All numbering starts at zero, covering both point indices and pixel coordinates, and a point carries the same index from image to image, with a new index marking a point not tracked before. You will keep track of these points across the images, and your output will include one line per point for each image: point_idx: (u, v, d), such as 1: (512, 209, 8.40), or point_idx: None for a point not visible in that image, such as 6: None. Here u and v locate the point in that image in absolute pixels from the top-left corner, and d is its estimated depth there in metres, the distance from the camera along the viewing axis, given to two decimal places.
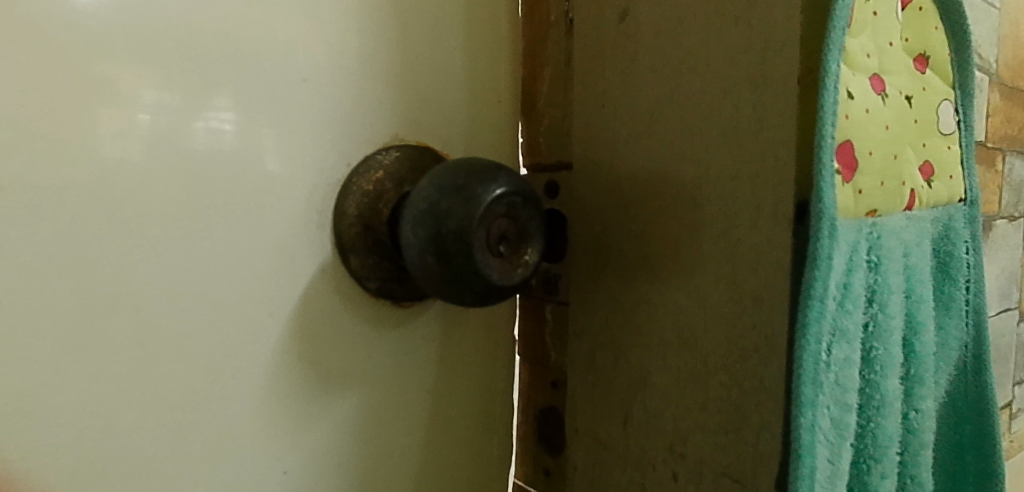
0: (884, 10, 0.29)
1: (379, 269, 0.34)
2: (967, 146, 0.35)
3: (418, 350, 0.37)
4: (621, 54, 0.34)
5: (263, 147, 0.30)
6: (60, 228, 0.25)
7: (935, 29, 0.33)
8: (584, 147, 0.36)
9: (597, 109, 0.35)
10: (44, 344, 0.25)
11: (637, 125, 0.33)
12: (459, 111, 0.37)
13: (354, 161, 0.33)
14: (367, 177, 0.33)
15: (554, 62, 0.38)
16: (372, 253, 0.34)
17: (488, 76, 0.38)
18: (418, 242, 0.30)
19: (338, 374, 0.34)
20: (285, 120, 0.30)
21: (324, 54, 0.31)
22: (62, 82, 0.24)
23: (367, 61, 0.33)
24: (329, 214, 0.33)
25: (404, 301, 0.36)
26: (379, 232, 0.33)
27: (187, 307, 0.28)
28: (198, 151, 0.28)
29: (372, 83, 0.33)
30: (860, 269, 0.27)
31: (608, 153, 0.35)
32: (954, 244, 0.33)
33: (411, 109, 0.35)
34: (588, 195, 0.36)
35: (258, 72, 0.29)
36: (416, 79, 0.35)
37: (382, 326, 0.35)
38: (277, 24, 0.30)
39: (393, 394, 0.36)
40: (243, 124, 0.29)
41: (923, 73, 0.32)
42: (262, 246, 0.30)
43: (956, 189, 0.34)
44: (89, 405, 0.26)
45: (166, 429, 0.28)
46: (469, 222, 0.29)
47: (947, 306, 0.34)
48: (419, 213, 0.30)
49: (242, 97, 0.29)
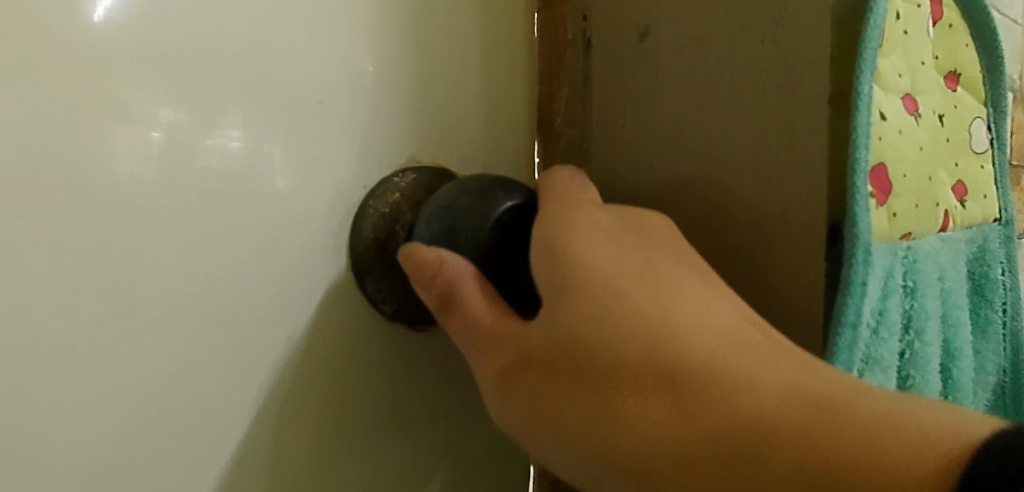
0: (916, 28, 0.28)
1: (394, 292, 0.33)
2: (1001, 165, 0.34)
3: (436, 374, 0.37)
4: (642, 73, 0.33)
5: (275, 164, 0.29)
6: (75, 251, 0.24)
7: (965, 47, 0.32)
8: (603, 169, 0.35)
9: (617, 129, 0.34)
10: (62, 376, 0.24)
11: (659, 146, 0.32)
12: (474, 132, 0.37)
13: (370, 184, 0.33)
14: (384, 199, 0.33)
15: (571, 81, 0.38)
16: (389, 276, 0.33)
17: (505, 96, 0.38)
18: (428, 240, 0.29)
19: (354, 399, 0.33)
20: (303, 142, 0.30)
21: (341, 77, 0.31)
22: (77, 98, 0.23)
23: (383, 84, 0.32)
24: (345, 238, 0.32)
25: (421, 323, 0.35)
26: (396, 254, 0.33)
27: (200, 330, 0.27)
28: (218, 175, 0.27)
29: (389, 106, 0.33)
30: (896, 294, 0.26)
31: (628, 174, 0.34)
32: (991, 264, 0.32)
33: (428, 132, 0.35)
34: None
35: (270, 91, 0.29)
36: (433, 102, 0.35)
37: (399, 351, 0.35)
38: (295, 45, 0.29)
39: (411, 422, 0.35)
40: (254, 141, 0.28)
41: (955, 91, 0.32)
42: (276, 270, 0.30)
43: (991, 209, 0.33)
44: (107, 438, 0.25)
45: (182, 460, 0.27)
46: (488, 225, 0.28)
47: (986, 330, 0.33)
48: (436, 211, 0.29)
49: (253, 115, 0.28)
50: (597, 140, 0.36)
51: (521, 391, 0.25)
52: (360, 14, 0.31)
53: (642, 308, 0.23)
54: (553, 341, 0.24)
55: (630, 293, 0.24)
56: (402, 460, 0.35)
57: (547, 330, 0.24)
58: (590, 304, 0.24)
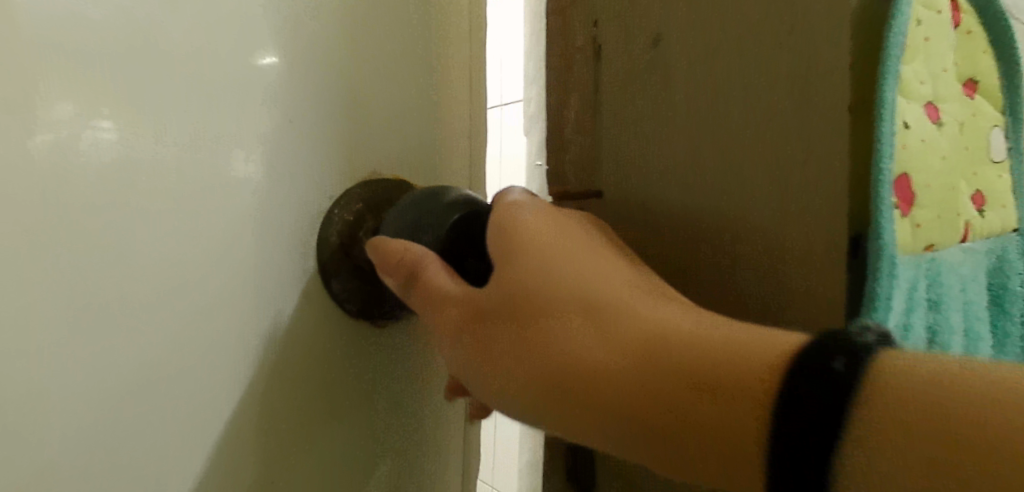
0: (937, 35, 0.27)
1: (358, 294, 0.33)
2: (1017, 175, 0.33)
3: (392, 380, 0.36)
4: (656, 81, 0.32)
5: (238, 172, 0.28)
6: (36, 258, 0.23)
7: (983, 54, 0.31)
8: (615, 179, 0.35)
9: (628, 138, 0.34)
10: (38, 388, 0.23)
11: (673, 154, 0.31)
12: (432, 145, 0.38)
13: (334, 194, 0.32)
14: (348, 208, 0.33)
15: (581, 88, 0.37)
16: (357, 281, 0.33)
17: (455, 116, 0.39)
18: (396, 235, 0.31)
19: (335, 404, 0.33)
20: (272, 147, 0.30)
21: (305, 85, 0.31)
22: (23, 100, 0.23)
23: (353, 101, 0.33)
24: (313, 245, 0.32)
25: (382, 322, 0.35)
26: (359, 258, 0.33)
27: (172, 342, 0.26)
28: (177, 172, 0.26)
29: (355, 110, 0.33)
30: (920, 308, 0.25)
31: (641, 184, 0.33)
32: (1009, 276, 0.32)
33: (393, 147, 0.35)
34: (620, 228, 0.34)
35: (230, 97, 0.28)
36: (397, 120, 0.35)
37: (360, 357, 0.34)
38: (257, 53, 0.29)
39: (372, 429, 0.35)
40: (214, 149, 0.28)
41: (972, 99, 0.31)
42: (252, 281, 0.29)
43: (1008, 219, 0.32)
44: (84, 453, 0.24)
45: (164, 473, 0.26)
46: (447, 224, 0.30)
47: (1006, 344, 0.32)
48: (403, 209, 0.31)
49: (211, 120, 0.28)
50: (607, 149, 0.35)
51: (474, 354, 0.27)
52: (326, 27, 0.32)
53: (569, 270, 0.26)
54: (499, 306, 0.27)
55: (558, 259, 0.27)
56: (383, 461, 0.36)
57: (494, 296, 0.27)
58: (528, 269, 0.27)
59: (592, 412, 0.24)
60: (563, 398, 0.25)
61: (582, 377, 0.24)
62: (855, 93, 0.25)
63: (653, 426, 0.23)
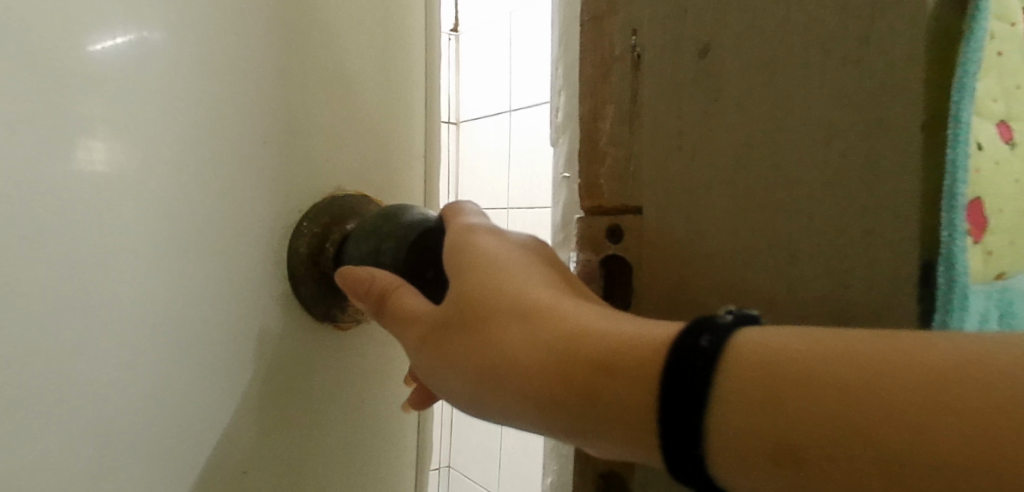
0: (1011, 50, 0.27)
1: (325, 291, 0.44)
2: None
3: (355, 381, 0.47)
4: (703, 94, 0.30)
5: (97, 158, 0.32)
6: None
7: None
8: (659, 195, 0.32)
9: (672, 152, 0.32)
10: None
11: (720, 171, 0.30)
12: (364, 154, 0.46)
13: (303, 209, 0.42)
14: (316, 224, 0.42)
15: (617, 99, 0.35)
16: (320, 285, 0.43)
17: (376, 126, 0.46)
18: (359, 255, 0.40)
19: (280, 375, 0.42)
20: (226, 177, 0.37)
21: (175, 84, 0.35)
22: None
23: (271, 113, 0.40)
24: (284, 252, 0.41)
25: (345, 323, 0.46)
26: (325, 266, 0.43)
27: (28, 311, 0.30)
28: (30, 156, 0.30)
29: (301, 144, 0.42)
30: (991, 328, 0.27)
31: (685, 202, 0.31)
32: None
33: (333, 158, 0.44)
34: (660, 250, 0.32)
35: (83, 89, 0.32)
36: (321, 129, 0.43)
37: (331, 366, 0.45)
38: (115, 50, 0.33)
39: (340, 416, 0.46)
40: (70, 138, 0.31)
41: None
42: (137, 261, 0.34)
43: None
44: None
45: (56, 420, 0.32)
46: (402, 245, 0.38)
47: None
48: (365, 234, 0.40)
49: (62, 110, 0.31)
50: (651, 163, 0.33)
51: (431, 361, 0.29)
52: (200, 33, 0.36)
53: (505, 274, 0.28)
54: (447, 313, 0.29)
55: (497, 266, 0.29)
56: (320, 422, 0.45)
57: (444, 305, 0.29)
58: (472, 277, 0.29)
59: (531, 396, 0.25)
60: (499, 392, 0.26)
61: (513, 372, 0.26)
62: (929, 113, 0.25)
63: (578, 413, 0.24)
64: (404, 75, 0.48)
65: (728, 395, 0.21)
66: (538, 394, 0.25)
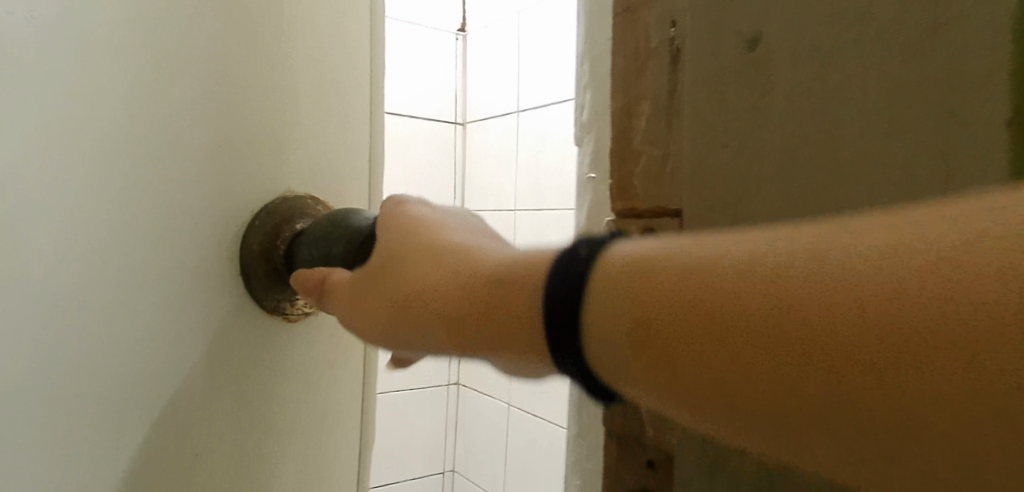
0: None
1: (280, 290, 0.43)
2: None
3: (300, 354, 0.45)
4: (750, 87, 0.34)
5: None
6: None
7: None
8: (703, 184, 0.36)
9: (716, 141, 0.35)
10: None
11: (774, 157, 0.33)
12: (306, 145, 0.44)
13: (252, 208, 0.41)
14: (269, 223, 0.41)
15: (653, 94, 0.39)
16: (271, 280, 0.42)
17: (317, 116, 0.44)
18: (312, 262, 0.40)
19: (241, 378, 0.41)
20: (167, 164, 0.37)
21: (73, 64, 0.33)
22: None
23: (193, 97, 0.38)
24: (234, 253, 0.41)
25: (295, 316, 0.44)
26: (277, 263, 0.42)
27: None
28: None
29: (248, 140, 0.40)
30: None
31: (734, 186, 0.34)
32: None
33: (268, 149, 0.41)
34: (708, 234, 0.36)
35: None
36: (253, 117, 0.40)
37: (271, 339, 0.43)
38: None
39: (280, 390, 0.44)
40: None
41: None
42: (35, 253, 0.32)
43: None
44: None
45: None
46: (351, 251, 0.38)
47: None
48: (316, 240, 0.40)
49: None
50: (691, 158, 0.36)
51: (357, 306, 0.35)
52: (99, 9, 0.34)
53: (418, 234, 0.34)
54: (372, 268, 0.35)
55: (413, 229, 0.34)
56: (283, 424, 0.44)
57: (370, 262, 0.35)
58: (393, 238, 0.35)
59: (432, 327, 0.32)
60: (406, 324, 0.33)
61: (415, 309, 0.32)
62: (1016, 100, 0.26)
63: (467, 335, 0.30)
64: (343, 61, 0.46)
65: (588, 313, 0.26)
66: (436, 324, 0.31)
